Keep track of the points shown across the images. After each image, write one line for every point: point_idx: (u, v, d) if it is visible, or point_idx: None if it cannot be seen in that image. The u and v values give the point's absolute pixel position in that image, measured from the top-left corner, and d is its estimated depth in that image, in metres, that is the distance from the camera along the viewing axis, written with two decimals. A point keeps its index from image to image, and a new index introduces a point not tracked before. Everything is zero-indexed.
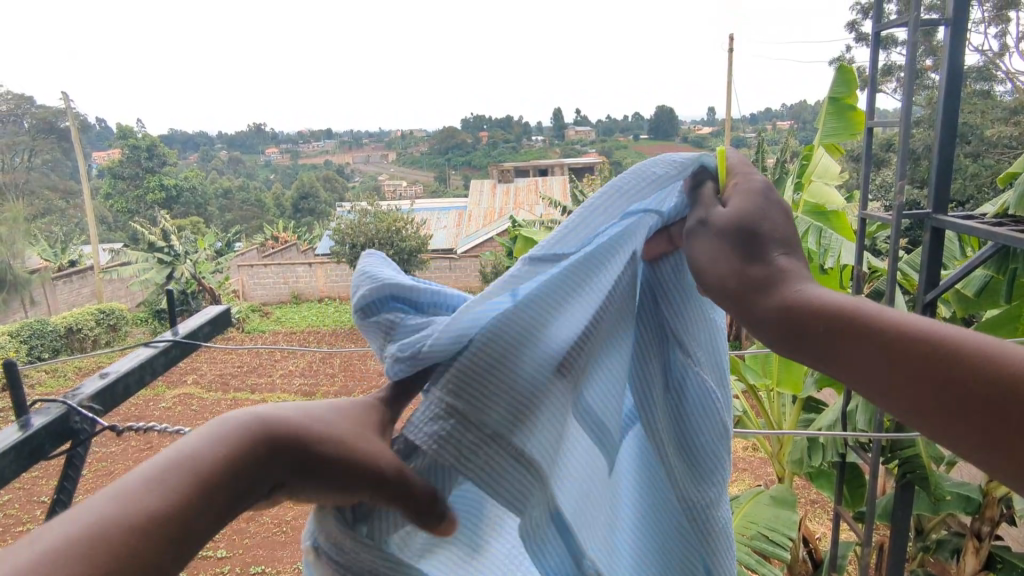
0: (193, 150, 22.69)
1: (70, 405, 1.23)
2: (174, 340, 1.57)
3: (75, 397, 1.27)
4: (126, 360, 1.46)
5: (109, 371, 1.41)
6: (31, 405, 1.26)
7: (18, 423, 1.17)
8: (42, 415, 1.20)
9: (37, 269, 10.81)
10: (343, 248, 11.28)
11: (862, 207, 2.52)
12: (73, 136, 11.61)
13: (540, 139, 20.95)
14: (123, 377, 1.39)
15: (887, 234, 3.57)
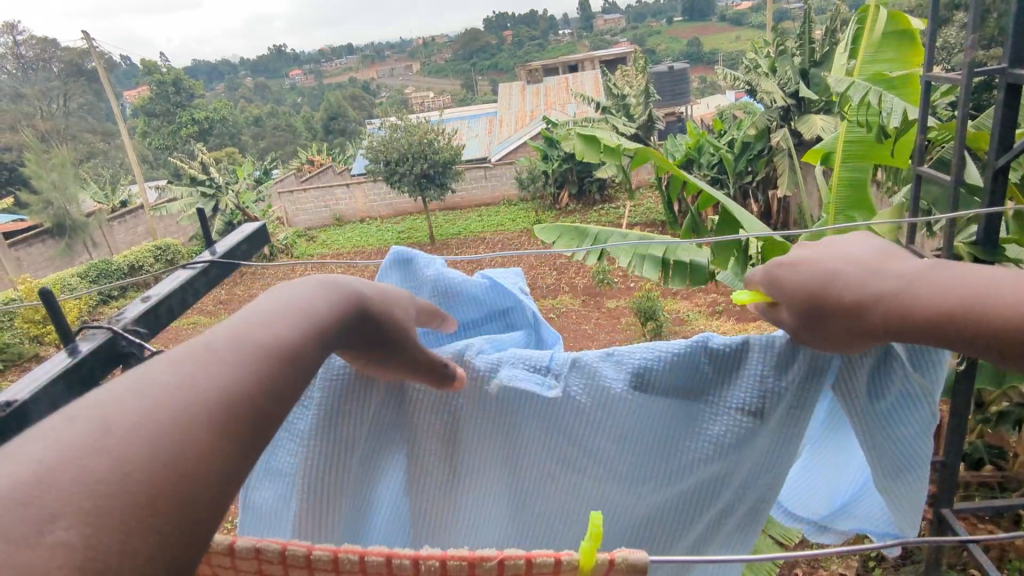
0: (220, 80, 22.57)
1: (115, 330, 1.09)
2: (215, 258, 1.39)
3: (118, 322, 1.13)
4: (167, 281, 1.30)
5: (151, 294, 1.26)
6: (78, 332, 1.14)
7: (67, 350, 1.07)
8: (89, 341, 1.08)
9: (92, 212, 11.24)
10: (377, 165, 11.20)
11: (927, 69, 2.32)
12: (101, 76, 11.65)
13: (568, 33, 19.84)
14: (165, 298, 1.24)
15: (953, 97, 3.30)
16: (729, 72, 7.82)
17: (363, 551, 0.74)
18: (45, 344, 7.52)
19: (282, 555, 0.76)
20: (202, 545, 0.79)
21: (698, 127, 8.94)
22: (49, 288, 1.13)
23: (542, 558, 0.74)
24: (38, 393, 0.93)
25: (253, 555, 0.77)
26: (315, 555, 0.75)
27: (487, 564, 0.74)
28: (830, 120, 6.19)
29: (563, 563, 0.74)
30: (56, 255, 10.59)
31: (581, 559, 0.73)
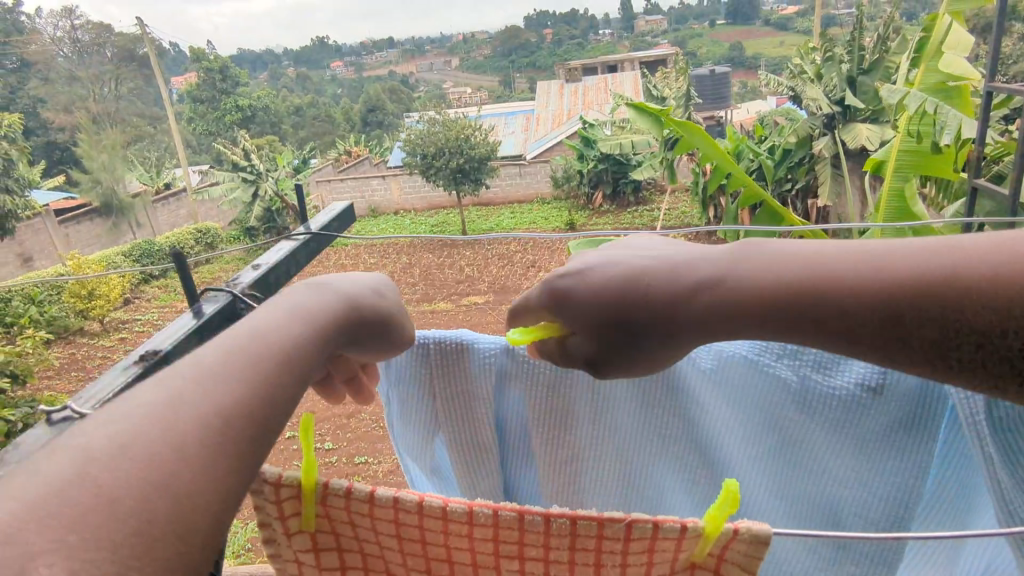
0: (263, 70, 23.04)
1: (233, 290, 1.04)
2: (315, 230, 1.37)
3: (235, 286, 1.08)
4: (273, 249, 1.28)
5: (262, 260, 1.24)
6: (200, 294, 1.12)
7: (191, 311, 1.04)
8: (214, 301, 1.06)
9: (138, 193, 11.61)
10: (414, 159, 11.31)
11: (989, 79, 2.23)
12: (151, 62, 11.98)
13: (608, 33, 19.71)
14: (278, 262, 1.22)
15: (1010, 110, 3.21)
16: (773, 77, 7.68)
17: (499, 505, 0.70)
18: (89, 318, 7.76)
19: (417, 504, 0.71)
20: (348, 489, 0.73)
21: (738, 133, 8.82)
22: (182, 255, 1.13)
23: (668, 522, 0.66)
24: (179, 347, 0.91)
25: (389, 503, 0.72)
26: (449, 509, 0.71)
27: (616, 525, 0.67)
28: (876, 129, 6.05)
29: (688, 530, 0.65)
30: (102, 233, 10.93)
31: (708, 525, 0.65)
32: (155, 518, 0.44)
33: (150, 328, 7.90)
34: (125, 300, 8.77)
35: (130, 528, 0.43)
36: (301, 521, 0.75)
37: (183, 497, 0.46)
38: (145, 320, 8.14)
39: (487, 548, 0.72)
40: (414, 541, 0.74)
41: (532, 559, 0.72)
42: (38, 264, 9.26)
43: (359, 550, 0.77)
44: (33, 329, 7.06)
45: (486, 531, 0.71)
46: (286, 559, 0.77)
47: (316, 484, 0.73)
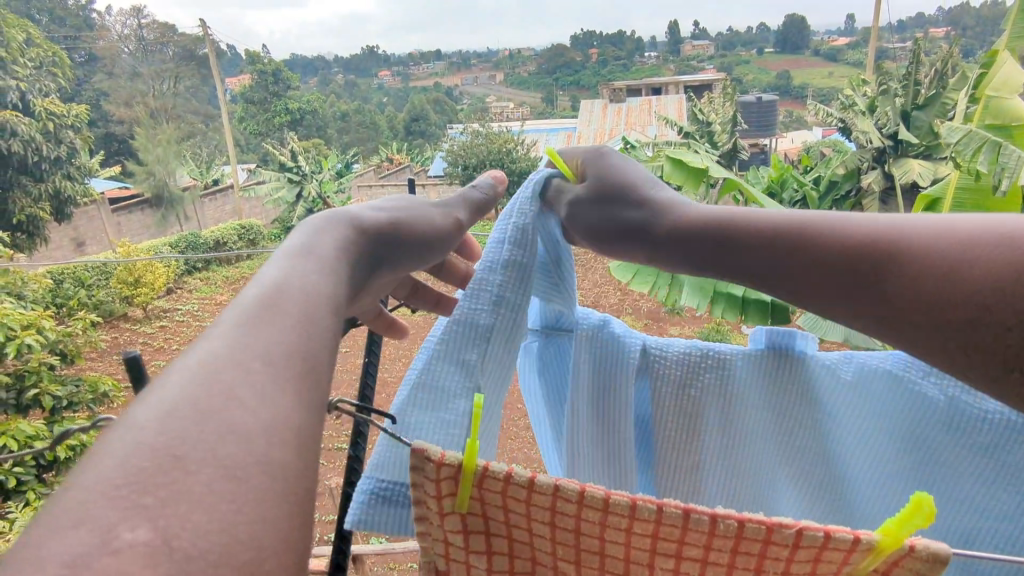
0: (313, 74, 23.64)
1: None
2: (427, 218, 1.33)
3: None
4: None
5: None
6: None
7: None
8: None
9: (188, 187, 12.03)
10: (455, 169, 11.46)
11: None
12: (210, 62, 12.38)
13: (654, 55, 19.78)
14: None
15: None
16: (823, 108, 7.57)
17: (663, 502, 0.74)
18: (134, 305, 8.02)
19: (580, 494, 0.76)
20: (508, 473, 0.78)
21: (783, 162, 8.75)
22: None
23: (841, 533, 0.71)
24: None
25: (549, 491, 0.77)
26: (610, 503, 0.75)
27: (785, 531, 0.72)
28: (928, 166, 5.95)
29: (861, 542, 0.70)
30: (152, 224, 11.32)
31: (881, 539, 0.70)
32: (267, 500, 0.52)
33: (192, 318, 8.16)
34: (170, 290, 9.08)
35: (249, 516, 0.50)
36: (456, 502, 0.81)
37: (271, 477, 0.54)
38: (188, 310, 8.41)
39: (645, 543, 0.77)
40: (570, 531, 0.79)
41: (692, 557, 0.76)
42: (90, 250, 9.63)
43: (508, 535, 0.83)
44: (82, 312, 7.33)
45: (647, 526, 0.75)
46: (436, 537, 0.84)
47: (475, 469, 0.78)
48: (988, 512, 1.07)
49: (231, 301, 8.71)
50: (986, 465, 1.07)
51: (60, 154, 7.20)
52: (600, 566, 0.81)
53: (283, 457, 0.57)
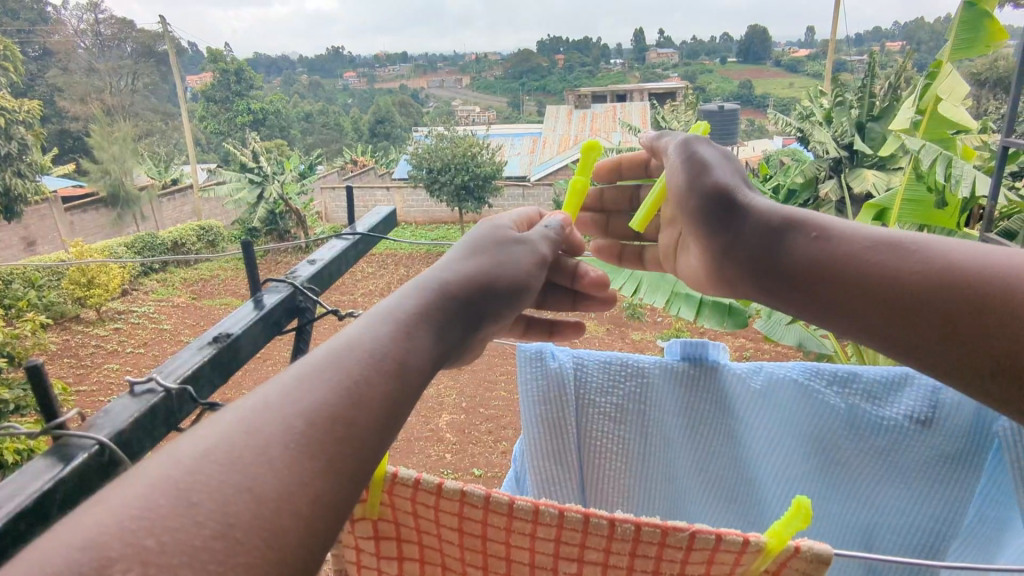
0: (276, 73, 23.33)
1: (295, 284, 1.26)
2: (359, 233, 1.53)
3: (294, 279, 1.30)
4: (325, 250, 1.45)
5: (316, 258, 1.41)
6: (261, 282, 1.32)
7: (253, 300, 1.22)
8: (273, 294, 1.24)
9: (144, 187, 11.74)
10: (420, 172, 11.44)
11: None
12: (170, 59, 12.06)
13: (620, 62, 20.09)
14: (326, 263, 1.39)
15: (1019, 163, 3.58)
16: (783, 117, 7.77)
17: (566, 507, 0.79)
18: (87, 307, 7.82)
19: (486, 500, 0.81)
20: (416, 479, 0.83)
21: (744, 170, 9.05)
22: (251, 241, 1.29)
23: (731, 535, 0.74)
24: (243, 330, 1.09)
25: (457, 496, 0.82)
26: (514, 507, 0.80)
27: (680, 533, 0.76)
28: (882, 176, 6.20)
29: (750, 544, 0.74)
30: (107, 223, 11.04)
31: (768, 541, 0.75)
32: (235, 514, 0.49)
33: (147, 321, 7.97)
34: (125, 292, 8.85)
35: (208, 534, 0.48)
36: (366, 508, 0.86)
37: (256, 494, 0.51)
38: (143, 312, 8.21)
39: (549, 548, 0.81)
40: (476, 536, 0.83)
41: (593, 561, 0.80)
42: (41, 250, 9.35)
43: (417, 540, 0.88)
44: (31, 314, 7.09)
45: (549, 530, 0.80)
46: (349, 542, 0.91)
47: (384, 473, 0.84)
48: (884, 509, 1.27)
49: (189, 303, 8.56)
50: (880, 462, 1.28)
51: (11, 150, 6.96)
52: (507, 570, 0.85)
53: (275, 484, 0.52)
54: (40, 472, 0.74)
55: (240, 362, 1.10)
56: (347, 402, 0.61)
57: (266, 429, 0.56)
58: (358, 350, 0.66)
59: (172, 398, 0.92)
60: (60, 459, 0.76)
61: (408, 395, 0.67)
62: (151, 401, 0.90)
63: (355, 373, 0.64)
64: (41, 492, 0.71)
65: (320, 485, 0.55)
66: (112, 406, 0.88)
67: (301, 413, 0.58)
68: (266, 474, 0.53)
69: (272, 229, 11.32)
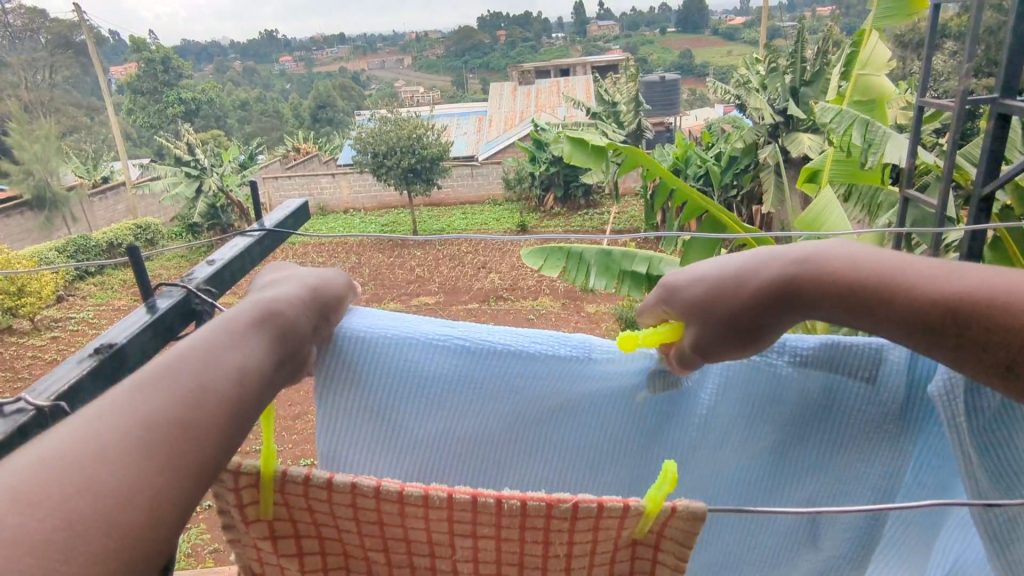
0: (208, 61, 22.45)
1: (188, 286, 1.09)
2: (269, 229, 1.36)
3: (190, 281, 1.13)
4: (227, 247, 1.27)
5: (216, 257, 1.23)
6: (153, 285, 1.14)
7: (144, 304, 1.06)
8: (166, 297, 1.08)
9: (73, 186, 11.15)
10: (365, 157, 11.21)
11: (1001, 91, 2.33)
12: (90, 49, 11.38)
13: (561, 40, 20.17)
14: (229, 262, 1.21)
15: (937, 121, 3.75)
16: (720, 86, 7.92)
17: (454, 489, 0.77)
18: (19, 316, 7.40)
19: (378, 489, 0.78)
20: (306, 476, 0.79)
21: (687, 139, 9.22)
22: (136, 245, 1.11)
23: (613, 503, 0.75)
24: (130, 340, 0.94)
25: (348, 489, 0.78)
26: (405, 494, 0.78)
27: (562, 506, 0.76)
28: (816, 139, 6.41)
29: (632, 508, 0.75)
30: (34, 227, 10.43)
31: (648, 505, 0.75)
32: (88, 515, 0.49)
33: (85, 326, 7.62)
34: (60, 297, 8.43)
35: (53, 527, 0.47)
36: (260, 510, 0.81)
37: (106, 498, 0.50)
38: (82, 318, 7.84)
39: (443, 527, 0.80)
40: (374, 524, 0.81)
41: (486, 536, 0.80)
42: None
43: (316, 535, 0.84)
44: None
45: (442, 513, 0.78)
46: (245, 544, 0.84)
47: (274, 474, 0.79)
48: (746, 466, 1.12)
49: (131, 306, 8.23)
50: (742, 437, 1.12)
51: None
52: (407, 552, 0.84)
53: (120, 486, 0.52)
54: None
55: (127, 374, 0.95)
56: (183, 408, 0.59)
57: (106, 432, 0.54)
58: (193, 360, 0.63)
59: (44, 417, 0.79)
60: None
61: (255, 398, 0.65)
62: (19, 419, 0.77)
63: (199, 380, 0.62)
64: None
65: (170, 490, 0.54)
66: None
67: (145, 415, 0.57)
68: (121, 479, 0.52)
69: (214, 223, 10.94)
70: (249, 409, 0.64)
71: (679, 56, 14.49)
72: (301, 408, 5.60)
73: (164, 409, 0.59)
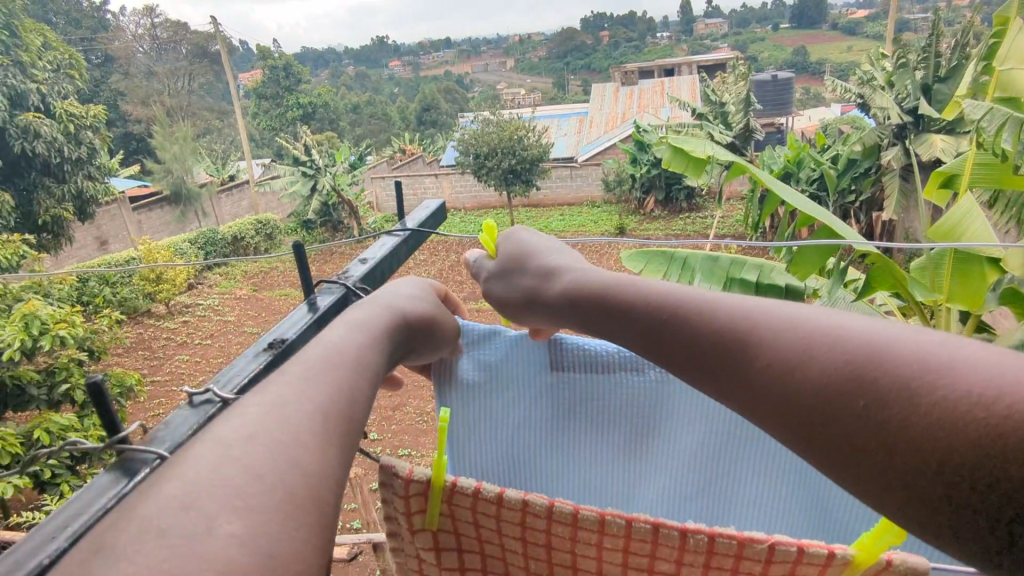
0: (324, 67, 23.84)
1: (349, 283, 1.07)
2: (412, 230, 1.37)
3: (346, 279, 1.11)
4: (375, 248, 1.27)
5: (367, 257, 1.23)
6: (312, 281, 1.13)
7: (305, 301, 1.04)
8: (327, 295, 1.06)
9: (205, 184, 12.16)
10: (468, 158, 11.45)
11: None
12: (224, 59, 12.37)
13: (666, 39, 19.62)
14: (379, 263, 1.21)
15: None
16: (840, 84, 7.35)
17: (633, 518, 0.78)
18: (157, 301, 8.16)
19: (550, 509, 0.80)
20: (475, 489, 0.83)
21: (800, 141, 8.68)
22: (299, 243, 1.13)
23: (816, 547, 0.72)
24: (302, 335, 0.91)
25: (519, 506, 0.81)
26: (579, 516, 0.80)
27: (757, 546, 0.73)
28: (951, 140, 5.80)
29: (836, 557, 0.71)
30: (171, 221, 11.47)
31: (856, 554, 0.72)
32: (282, 482, 0.56)
33: (211, 313, 8.26)
34: (191, 286, 9.23)
35: (263, 497, 0.53)
36: (426, 519, 0.86)
37: (289, 475, 0.56)
38: (208, 306, 8.51)
39: (617, 557, 0.81)
40: (540, 546, 0.84)
41: (661, 570, 0.79)
42: (113, 249, 9.82)
43: (479, 550, 0.88)
44: (107, 309, 7.51)
45: (617, 541, 0.79)
46: (408, 551, 0.91)
47: (444, 484, 0.84)
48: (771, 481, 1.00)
49: (251, 295, 8.83)
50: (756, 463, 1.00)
51: (81, 154, 6.87)
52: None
53: (312, 467, 0.58)
54: (90, 494, 0.59)
55: None
56: (332, 402, 0.66)
57: (294, 419, 0.62)
58: (336, 370, 0.70)
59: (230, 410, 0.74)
60: (118, 474, 0.62)
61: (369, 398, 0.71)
62: (209, 411, 0.72)
63: (330, 377, 0.68)
64: (101, 513, 0.56)
65: (323, 469, 0.60)
66: (165, 421, 0.71)
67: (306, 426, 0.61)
68: (296, 459, 0.58)
69: (326, 219, 11.58)
70: (357, 395, 0.69)
71: (793, 54, 13.69)
72: (401, 400, 5.80)
73: (313, 404, 0.64)
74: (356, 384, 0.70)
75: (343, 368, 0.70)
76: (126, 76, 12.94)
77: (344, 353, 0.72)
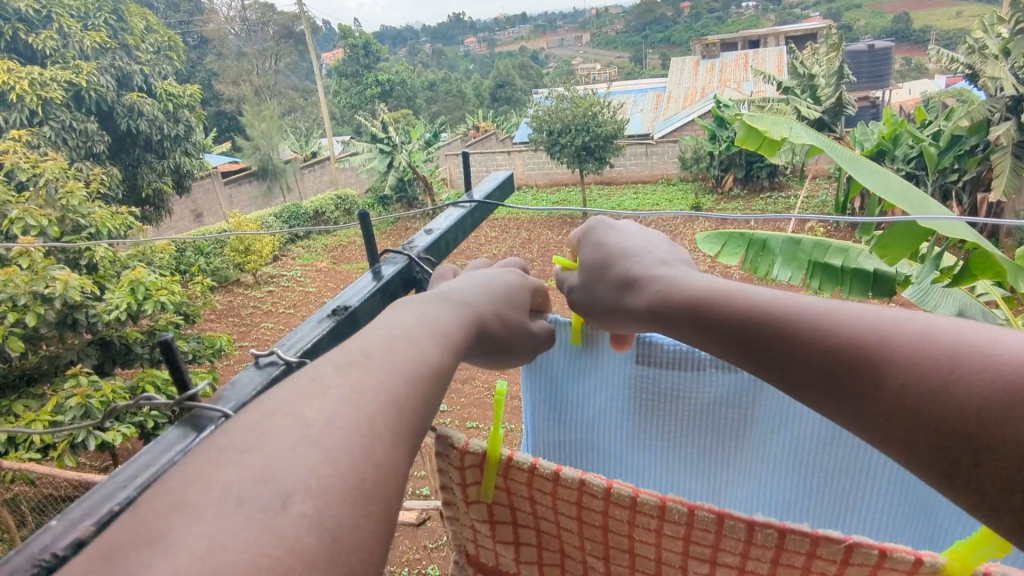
0: (402, 45, 24.18)
1: (411, 253, 1.11)
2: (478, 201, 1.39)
3: (411, 249, 1.15)
4: (441, 219, 1.31)
5: (432, 228, 1.26)
6: (377, 250, 1.17)
7: (370, 269, 1.09)
8: (391, 263, 1.10)
9: (289, 160, 12.69)
10: (541, 135, 11.36)
11: None
12: (308, 39, 12.68)
13: (753, 10, 18.65)
14: (444, 233, 1.24)
15: None
16: (946, 53, 6.77)
17: (697, 506, 0.77)
18: (245, 271, 8.66)
19: (608, 492, 0.81)
20: (531, 465, 0.85)
21: (899, 116, 8.05)
22: (365, 212, 1.17)
23: (901, 553, 0.69)
24: (365, 303, 0.96)
25: (575, 485, 0.83)
26: (638, 501, 0.80)
27: (834, 544, 0.72)
28: None
29: (925, 564, 0.69)
30: (258, 195, 12.07)
31: (950, 563, 0.68)
32: (362, 480, 0.51)
33: (293, 284, 8.66)
34: (275, 258, 9.73)
35: (337, 480, 0.49)
36: (481, 491, 0.89)
37: (371, 463, 0.53)
38: (291, 276, 8.92)
39: (677, 545, 0.80)
40: (598, 528, 0.85)
41: (726, 563, 0.79)
42: (206, 221, 10.43)
43: (534, 527, 0.90)
44: (200, 277, 8.04)
45: (678, 529, 0.79)
46: (464, 522, 0.94)
47: (498, 459, 0.87)
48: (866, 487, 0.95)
49: (330, 268, 9.20)
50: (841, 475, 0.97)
51: (179, 131, 7.34)
52: (630, 564, 0.86)
53: (393, 459, 0.54)
54: (158, 446, 0.64)
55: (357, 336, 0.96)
56: (419, 398, 0.61)
57: (377, 408, 0.57)
58: (419, 357, 0.65)
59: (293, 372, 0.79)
60: (186, 429, 0.67)
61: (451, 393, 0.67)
62: (273, 372, 0.77)
63: (421, 368, 0.64)
64: (169, 464, 0.62)
65: (402, 467, 0.55)
66: (232, 380, 0.76)
67: (400, 401, 0.59)
68: (377, 450, 0.54)
69: (401, 195, 11.85)
70: (439, 391, 0.65)
71: (893, 23, 12.75)
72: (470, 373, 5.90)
73: (402, 394, 0.60)
74: (439, 380, 0.66)
75: (429, 368, 0.65)
76: (219, 57, 13.64)
77: (435, 350, 0.68)
